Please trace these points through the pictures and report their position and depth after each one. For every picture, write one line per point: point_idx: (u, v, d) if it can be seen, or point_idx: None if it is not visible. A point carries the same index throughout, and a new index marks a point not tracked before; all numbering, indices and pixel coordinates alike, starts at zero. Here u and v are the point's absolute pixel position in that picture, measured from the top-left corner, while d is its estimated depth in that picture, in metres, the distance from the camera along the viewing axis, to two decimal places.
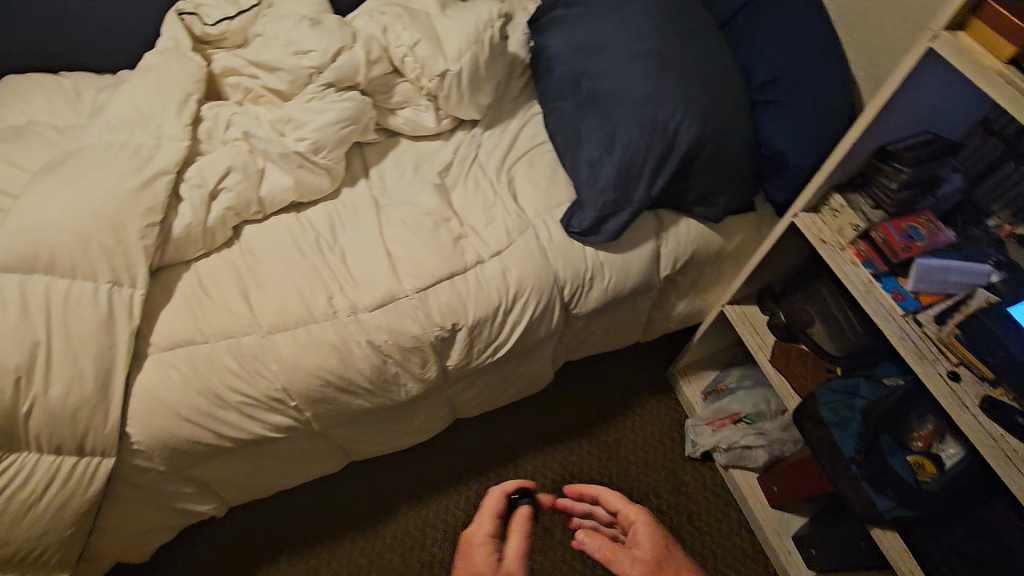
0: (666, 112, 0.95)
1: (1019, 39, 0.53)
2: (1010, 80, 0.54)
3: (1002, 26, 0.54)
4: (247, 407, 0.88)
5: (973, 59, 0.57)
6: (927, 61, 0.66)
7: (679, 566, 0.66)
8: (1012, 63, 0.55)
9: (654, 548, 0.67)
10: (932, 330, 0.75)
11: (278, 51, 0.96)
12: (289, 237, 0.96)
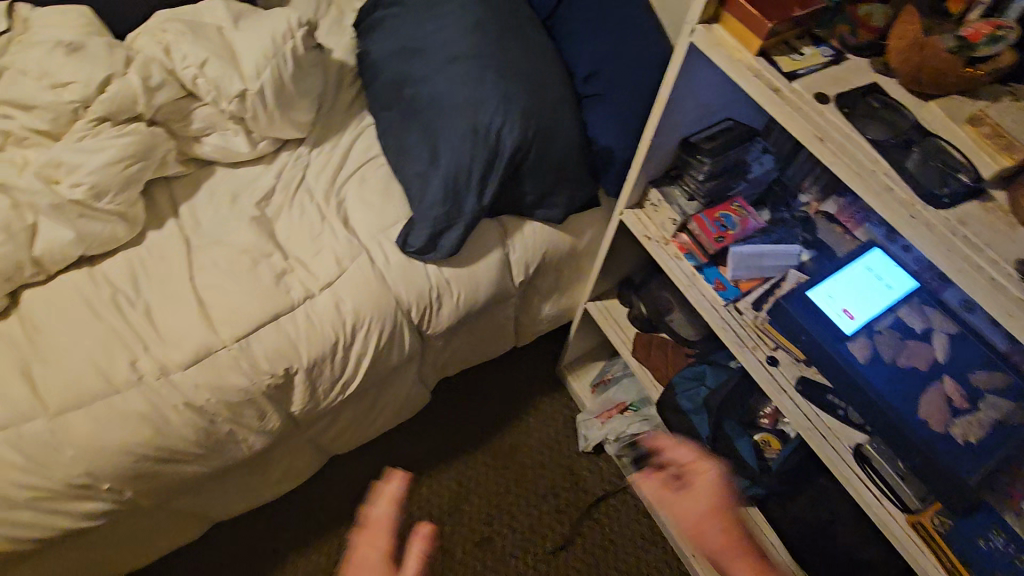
0: (485, 117, 0.91)
1: (762, 34, 0.62)
2: (757, 74, 0.63)
3: (746, 21, 0.63)
4: (43, 502, 0.76)
5: (728, 53, 0.65)
6: (694, 58, 0.70)
7: (727, 533, 0.69)
8: (760, 54, 0.64)
9: (701, 505, 0.71)
10: (750, 314, 0.77)
11: (33, 86, 0.84)
12: (80, 298, 0.84)
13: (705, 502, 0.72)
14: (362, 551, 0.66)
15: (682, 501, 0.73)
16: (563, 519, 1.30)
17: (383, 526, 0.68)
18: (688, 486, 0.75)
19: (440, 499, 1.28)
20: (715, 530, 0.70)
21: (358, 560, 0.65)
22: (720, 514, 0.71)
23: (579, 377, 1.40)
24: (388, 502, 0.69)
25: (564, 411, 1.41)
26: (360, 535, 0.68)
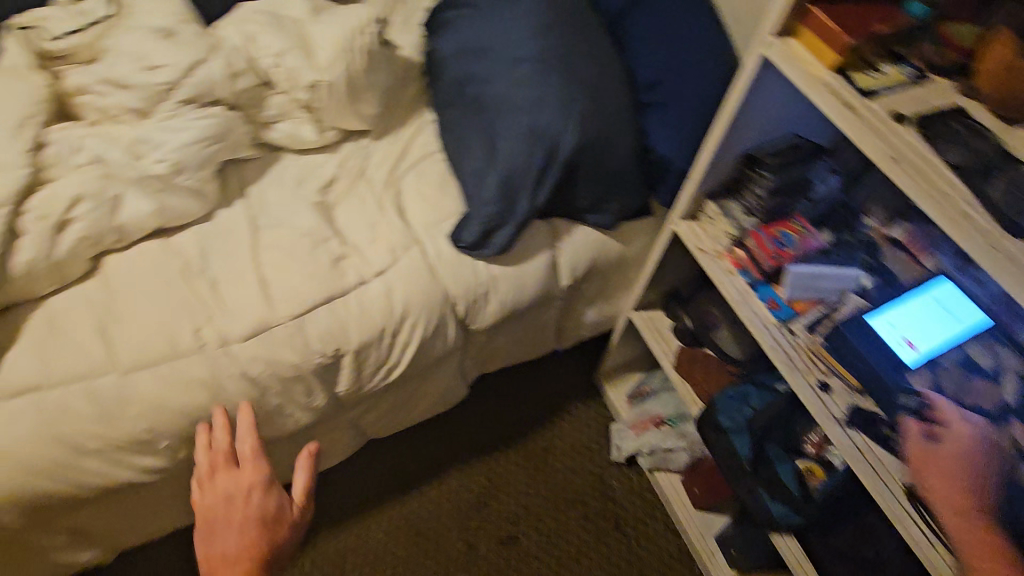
0: (546, 119, 0.92)
1: (842, 49, 0.61)
2: (833, 89, 0.62)
3: (826, 35, 0.62)
4: (108, 452, 0.82)
5: (805, 67, 0.64)
6: (764, 72, 0.69)
7: (955, 493, 0.61)
8: (838, 69, 0.63)
9: (936, 463, 0.62)
10: (801, 336, 0.75)
11: (128, 66, 0.91)
12: (154, 267, 0.90)
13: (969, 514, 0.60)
14: (224, 485, 0.78)
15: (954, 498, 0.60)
16: (589, 526, 1.29)
17: (231, 462, 0.81)
18: (950, 447, 0.63)
19: (468, 492, 1.30)
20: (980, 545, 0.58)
21: (227, 494, 0.77)
22: (986, 519, 0.59)
23: (615, 386, 1.40)
24: (241, 438, 0.82)
25: (597, 418, 1.41)
26: (215, 472, 0.80)
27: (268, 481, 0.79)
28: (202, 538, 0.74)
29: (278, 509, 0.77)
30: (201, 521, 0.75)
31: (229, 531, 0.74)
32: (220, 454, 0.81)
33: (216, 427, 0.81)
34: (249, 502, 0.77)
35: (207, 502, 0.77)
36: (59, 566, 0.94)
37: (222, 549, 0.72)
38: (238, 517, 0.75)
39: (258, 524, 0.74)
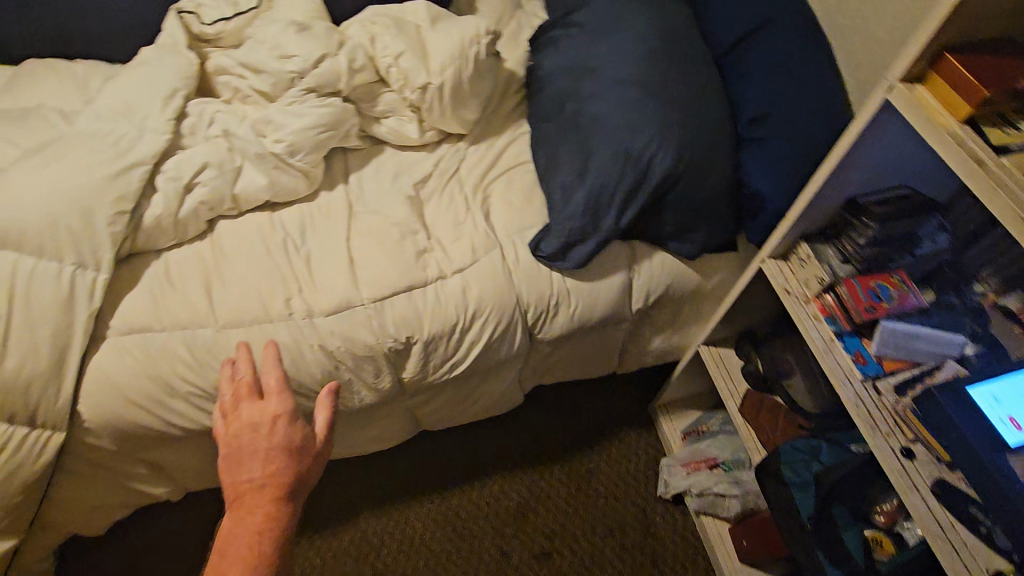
0: (641, 141, 0.92)
1: (975, 100, 0.57)
2: (960, 140, 0.59)
3: (958, 84, 0.58)
4: (195, 398, 0.89)
5: (929, 115, 0.61)
6: (883, 116, 0.67)
7: None
8: (967, 121, 0.59)
9: None
10: (888, 396, 0.71)
11: (264, 54, 0.99)
12: (259, 236, 0.98)
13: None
14: (248, 414, 0.65)
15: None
16: (624, 558, 1.26)
17: (255, 393, 0.68)
18: None
19: (508, 500, 1.31)
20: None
21: (251, 423, 0.64)
22: None
23: (671, 421, 1.36)
24: (264, 368, 0.69)
25: (648, 449, 1.38)
26: (240, 401, 0.67)
27: (293, 413, 0.66)
28: (226, 466, 0.62)
29: (303, 441, 0.65)
30: (225, 449, 0.63)
31: (247, 460, 0.62)
32: (244, 386, 0.68)
33: (237, 362, 0.69)
34: (275, 433, 0.64)
35: (231, 433, 0.65)
36: (137, 494, 1.03)
37: (248, 478, 0.61)
38: (262, 446, 0.62)
39: (284, 454, 0.63)
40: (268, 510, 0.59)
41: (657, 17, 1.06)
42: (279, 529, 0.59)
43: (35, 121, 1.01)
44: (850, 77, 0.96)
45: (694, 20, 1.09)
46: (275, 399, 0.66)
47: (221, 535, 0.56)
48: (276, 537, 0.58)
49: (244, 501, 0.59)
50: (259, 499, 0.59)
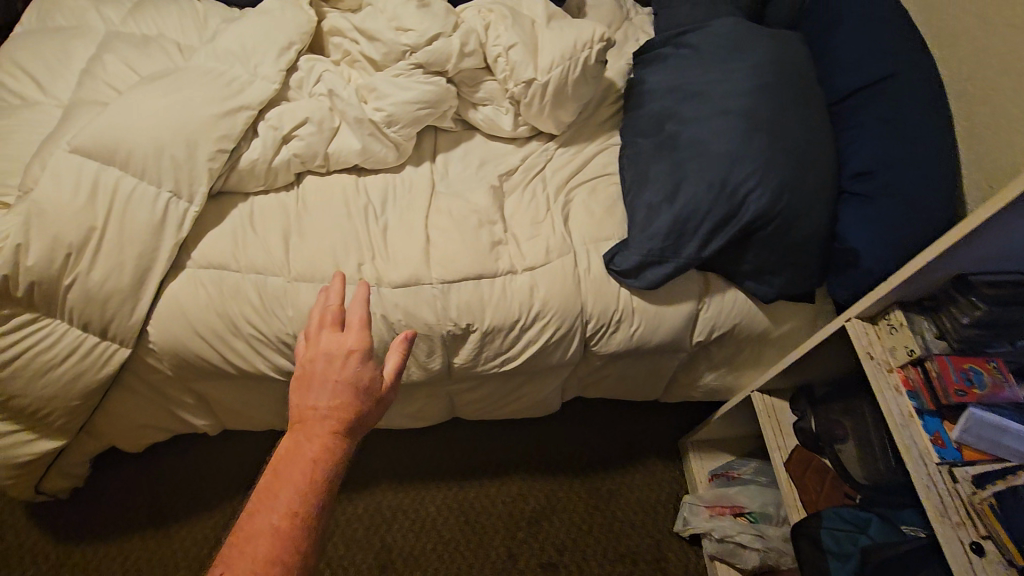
0: (740, 175, 0.90)
1: None
2: None
3: None
4: (255, 342, 0.92)
5: None
6: None
7: None
8: None
9: None
10: (959, 484, 0.68)
11: (381, 23, 1.00)
12: (342, 197, 1.00)
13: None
14: (326, 344, 0.68)
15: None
16: None
17: (338, 323, 0.71)
18: None
19: (524, 504, 1.31)
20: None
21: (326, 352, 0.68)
22: None
23: (701, 459, 1.33)
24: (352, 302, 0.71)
25: (672, 482, 1.35)
26: (322, 329, 0.71)
27: (366, 351, 0.67)
28: (299, 387, 0.66)
29: (370, 381, 0.66)
30: (301, 371, 0.67)
31: (315, 385, 0.65)
32: (329, 315, 0.71)
33: (327, 290, 0.71)
34: (347, 366, 0.67)
35: (309, 357, 0.68)
36: (178, 421, 1.07)
37: (315, 405, 0.64)
38: (331, 378, 0.65)
39: (350, 390, 0.65)
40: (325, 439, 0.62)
41: (773, 53, 1.03)
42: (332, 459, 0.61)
43: (156, 50, 1.06)
44: (967, 150, 0.93)
45: (812, 63, 1.07)
46: (354, 333, 0.69)
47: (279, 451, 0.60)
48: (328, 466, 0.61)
49: (306, 425, 0.63)
50: (321, 427, 0.63)
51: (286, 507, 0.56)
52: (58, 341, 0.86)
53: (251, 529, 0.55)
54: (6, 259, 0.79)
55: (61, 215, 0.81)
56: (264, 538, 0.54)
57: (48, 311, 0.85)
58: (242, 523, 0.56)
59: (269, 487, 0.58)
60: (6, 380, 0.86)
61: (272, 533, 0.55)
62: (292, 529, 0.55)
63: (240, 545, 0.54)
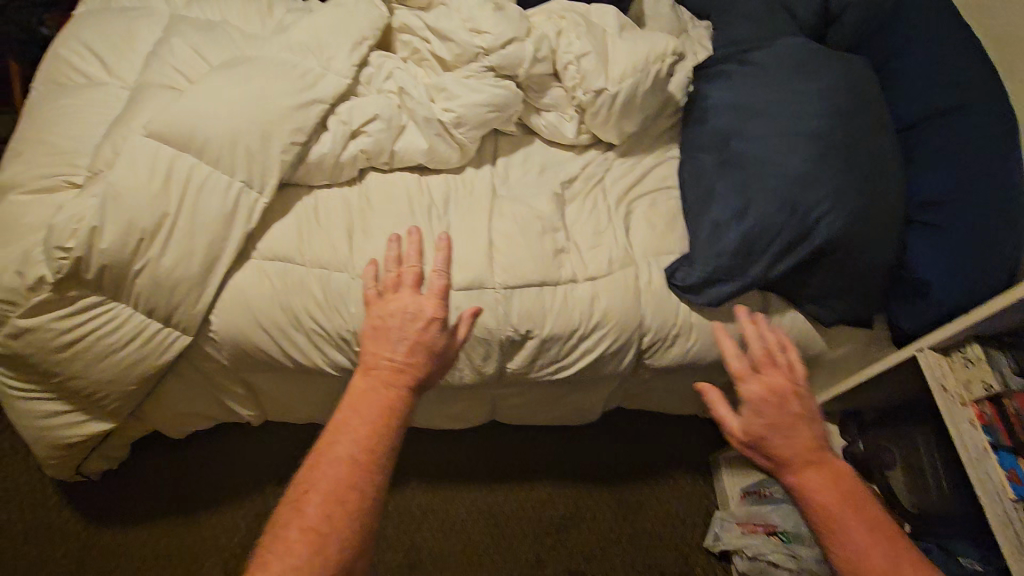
0: (811, 201, 0.91)
1: None
2: None
3: None
4: (316, 337, 0.91)
5: None
6: None
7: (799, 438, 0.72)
8: None
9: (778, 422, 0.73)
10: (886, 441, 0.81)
11: (456, 23, 0.99)
12: (406, 196, 0.99)
13: (802, 427, 0.72)
14: (406, 303, 0.80)
15: (785, 430, 0.72)
16: None
17: (415, 284, 0.84)
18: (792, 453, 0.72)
19: (554, 509, 1.30)
20: (818, 480, 0.70)
21: (405, 311, 0.79)
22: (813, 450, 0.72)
23: (733, 475, 1.32)
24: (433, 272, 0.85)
25: (700, 495, 1.35)
26: (400, 289, 0.83)
27: (443, 319, 0.79)
28: (374, 335, 0.77)
29: (442, 346, 0.78)
30: (378, 322, 0.79)
31: (391, 339, 0.76)
32: (410, 277, 0.84)
33: (412, 253, 0.86)
34: (423, 328, 0.78)
35: (387, 310, 0.80)
36: (224, 410, 1.06)
37: (390, 357, 0.74)
38: (409, 335, 0.77)
39: (423, 350, 0.76)
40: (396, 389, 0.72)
41: (844, 77, 1.03)
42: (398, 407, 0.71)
43: (222, 36, 1.05)
44: None
45: (879, 88, 1.06)
46: (431, 300, 0.81)
47: (355, 393, 0.71)
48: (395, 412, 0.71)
49: (382, 374, 0.73)
50: (395, 379, 0.73)
51: (363, 444, 0.67)
52: (121, 325, 0.85)
53: (331, 457, 0.65)
54: (81, 241, 0.78)
55: (136, 199, 0.81)
56: (345, 468, 0.65)
57: (113, 295, 0.84)
58: (323, 448, 0.67)
59: (347, 425, 0.68)
60: (69, 360, 0.86)
61: (350, 463, 0.65)
62: (366, 464, 0.66)
63: (322, 467, 0.65)
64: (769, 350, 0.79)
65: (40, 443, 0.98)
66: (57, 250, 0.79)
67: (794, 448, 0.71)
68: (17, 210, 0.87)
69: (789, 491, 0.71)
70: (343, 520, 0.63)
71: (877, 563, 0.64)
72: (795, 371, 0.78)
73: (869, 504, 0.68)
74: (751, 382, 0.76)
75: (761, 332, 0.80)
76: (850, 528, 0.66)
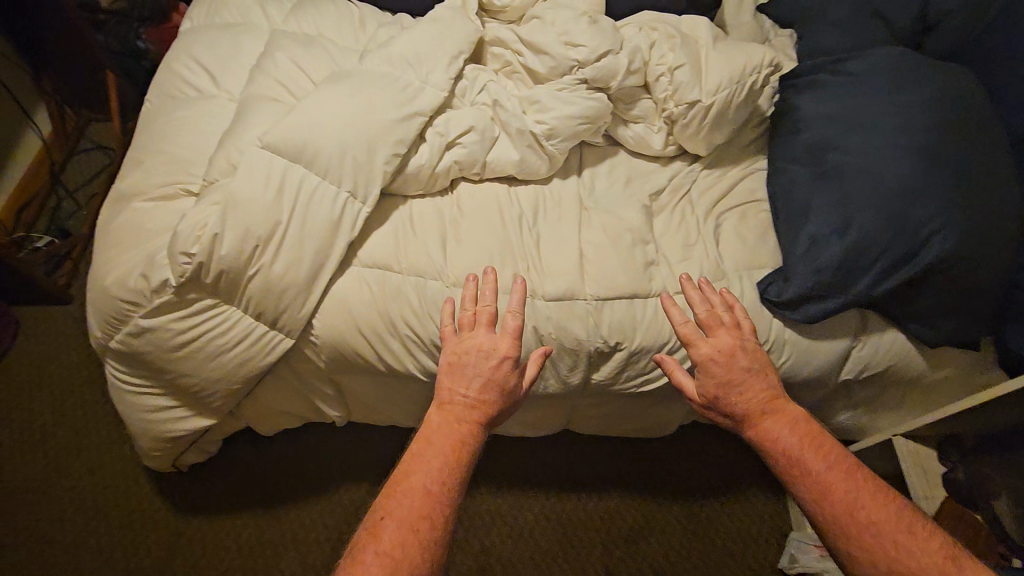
0: (920, 216, 0.88)
1: None
2: None
3: None
4: (409, 343, 0.93)
5: None
6: None
7: (743, 388, 0.79)
8: None
9: (725, 376, 0.80)
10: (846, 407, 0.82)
11: (551, 36, 1.00)
12: (497, 206, 1.01)
13: (753, 380, 0.79)
14: (483, 340, 0.79)
15: (736, 385, 0.79)
16: None
17: (491, 323, 0.82)
18: (737, 401, 0.79)
19: (623, 521, 1.29)
20: (776, 428, 0.76)
21: (481, 348, 0.79)
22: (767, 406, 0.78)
23: None
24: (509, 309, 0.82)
25: (774, 514, 1.32)
26: (479, 325, 0.82)
27: (516, 357, 0.79)
28: (449, 371, 0.78)
29: (513, 386, 0.78)
30: (453, 358, 0.79)
31: (465, 376, 0.77)
32: (486, 315, 0.81)
33: (488, 289, 0.83)
34: (498, 367, 0.78)
35: (463, 347, 0.80)
36: (313, 411, 1.10)
37: (464, 394, 0.76)
38: (483, 373, 0.77)
39: (496, 389, 0.77)
40: (467, 425, 0.74)
41: (949, 88, 1.00)
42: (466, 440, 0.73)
43: (321, 52, 1.10)
44: None
45: (985, 100, 1.02)
46: (506, 342, 0.79)
47: (427, 425, 0.74)
48: (464, 445, 0.73)
49: (456, 409, 0.75)
50: (466, 414, 0.75)
51: (438, 476, 0.69)
52: (231, 327, 0.90)
53: (409, 486, 0.68)
54: (204, 247, 0.83)
55: (252, 208, 0.85)
56: (419, 497, 0.67)
57: (226, 298, 0.88)
58: (399, 479, 0.69)
59: (422, 456, 0.71)
60: (184, 359, 0.91)
61: (425, 494, 0.68)
62: (438, 495, 0.68)
63: (399, 496, 0.67)
64: (714, 313, 0.86)
65: (146, 436, 1.04)
66: (181, 255, 0.83)
67: (745, 399, 0.79)
68: (140, 217, 0.93)
69: (753, 442, 0.78)
70: (416, 549, 0.64)
71: (839, 488, 0.70)
72: (741, 328, 0.85)
73: (829, 440, 0.74)
74: (701, 345, 0.82)
75: (706, 297, 0.87)
76: (809, 463, 0.72)
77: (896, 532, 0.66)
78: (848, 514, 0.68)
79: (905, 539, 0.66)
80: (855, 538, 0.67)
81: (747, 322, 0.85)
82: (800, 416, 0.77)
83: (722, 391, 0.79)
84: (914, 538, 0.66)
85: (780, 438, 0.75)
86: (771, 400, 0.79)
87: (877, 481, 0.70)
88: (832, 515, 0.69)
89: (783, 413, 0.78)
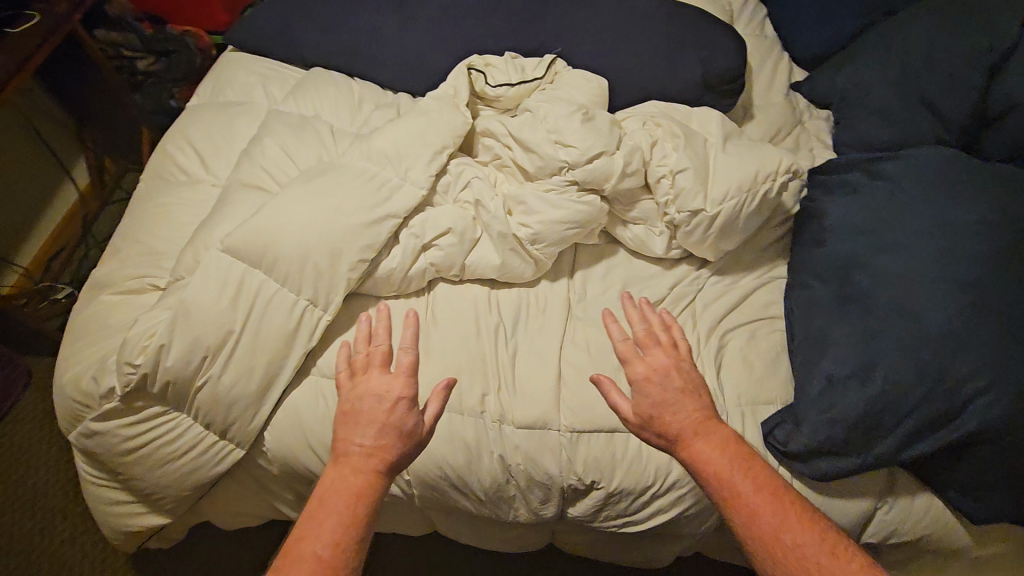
0: (961, 371, 0.74)
1: None
2: None
3: None
4: None
5: None
6: None
7: (672, 408, 0.73)
8: None
9: (652, 396, 0.75)
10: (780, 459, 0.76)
11: (541, 134, 0.92)
12: (473, 312, 0.92)
13: (687, 400, 0.74)
14: (375, 384, 0.73)
15: (671, 404, 0.74)
16: None
17: (385, 363, 0.77)
18: (664, 420, 0.73)
19: None
20: (705, 450, 0.70)
21: (374, 389, 0.72)
22: (698, 428, 0.72)
23: None
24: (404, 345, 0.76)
25: None
26: (372, 366, 0.76)
27: (412, 397, 0.72)
28: (344, 422, 0.71)
29: (413, 425, 0.71)
30: (348, 407, 0.72)
31: (359, 423, 0.70)
32: (379, 356, 0.76)
33: (379, 327, 0.78)
34: (394, 409, 0.71)
35: (355, 394, 0.73)
36: (275, 511, 1.03)
37: (359, 445, 0.68)
38: (378, 418, 0.70)
39: (395, 433, 0.69)
40: (368, 473, 0.67)
41: (1008, 202, 0.84)
42: (370, 493, 0.66)
43: (309, 134, 1.05)
44: None
45: None
46: (403, 375, 0.73)
47: (324, 475, 0.67)
48: (365, 497, 0.66)
49: (352, 460, 0.68)
50: (365, 465, 0.68)
51: (330, 538, 0.62)
52: (180, 436, 0.86)
53: (298, 554, 0.60)
54: (149, 358, 0.80)
55: (204, 315, 0.81)
56: (309, 566, 0.59)
57: (175, 407, 0.84)
58: (289, 547, 0.61)
59: (315, 519, 0.63)
60: (132, 463, 0.87)
61: (315, 561, 0.60)
62: (334, 562, 0.60)
63: (287, 568, 0.59)
64: (652, 332, 0.81)
65: (104, 526, 1.00)
66: (127, 365, 0.81)
67: (678, 421, 0.72)
68: (106, 312, 0.92)
69: (686, 465, 0.71)
70: None
71: (764, 512, 0.65)
72: (679, 350, 0.80)
73: (754, 460, 0.70)
74: (637, 365, 0.78)
75: (645, 314, 0.83)
76: (738, 484, 0.67)
77: (819, 554, 0.62)
78: (775, 540, 0.63)
79: (826, 561, 0.61)
80: (785, 567, 0.62)
81: (686, 345, 0.80)
82: (731, 439, 0.71)
83: (653, 411, 0.73)
84: (836, 560, 0.61)
85: (710, 462, 0.69)
86: (703, 421, 0.73)
87: (801, 501, 0.66)
88: (759, 539, 0.64)
89: (717, 436, 0.72)
